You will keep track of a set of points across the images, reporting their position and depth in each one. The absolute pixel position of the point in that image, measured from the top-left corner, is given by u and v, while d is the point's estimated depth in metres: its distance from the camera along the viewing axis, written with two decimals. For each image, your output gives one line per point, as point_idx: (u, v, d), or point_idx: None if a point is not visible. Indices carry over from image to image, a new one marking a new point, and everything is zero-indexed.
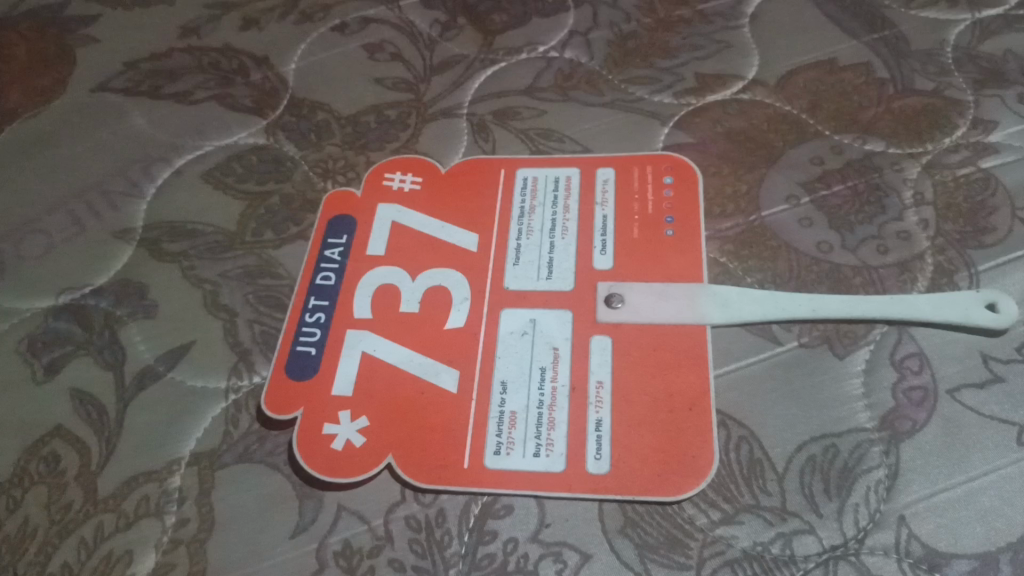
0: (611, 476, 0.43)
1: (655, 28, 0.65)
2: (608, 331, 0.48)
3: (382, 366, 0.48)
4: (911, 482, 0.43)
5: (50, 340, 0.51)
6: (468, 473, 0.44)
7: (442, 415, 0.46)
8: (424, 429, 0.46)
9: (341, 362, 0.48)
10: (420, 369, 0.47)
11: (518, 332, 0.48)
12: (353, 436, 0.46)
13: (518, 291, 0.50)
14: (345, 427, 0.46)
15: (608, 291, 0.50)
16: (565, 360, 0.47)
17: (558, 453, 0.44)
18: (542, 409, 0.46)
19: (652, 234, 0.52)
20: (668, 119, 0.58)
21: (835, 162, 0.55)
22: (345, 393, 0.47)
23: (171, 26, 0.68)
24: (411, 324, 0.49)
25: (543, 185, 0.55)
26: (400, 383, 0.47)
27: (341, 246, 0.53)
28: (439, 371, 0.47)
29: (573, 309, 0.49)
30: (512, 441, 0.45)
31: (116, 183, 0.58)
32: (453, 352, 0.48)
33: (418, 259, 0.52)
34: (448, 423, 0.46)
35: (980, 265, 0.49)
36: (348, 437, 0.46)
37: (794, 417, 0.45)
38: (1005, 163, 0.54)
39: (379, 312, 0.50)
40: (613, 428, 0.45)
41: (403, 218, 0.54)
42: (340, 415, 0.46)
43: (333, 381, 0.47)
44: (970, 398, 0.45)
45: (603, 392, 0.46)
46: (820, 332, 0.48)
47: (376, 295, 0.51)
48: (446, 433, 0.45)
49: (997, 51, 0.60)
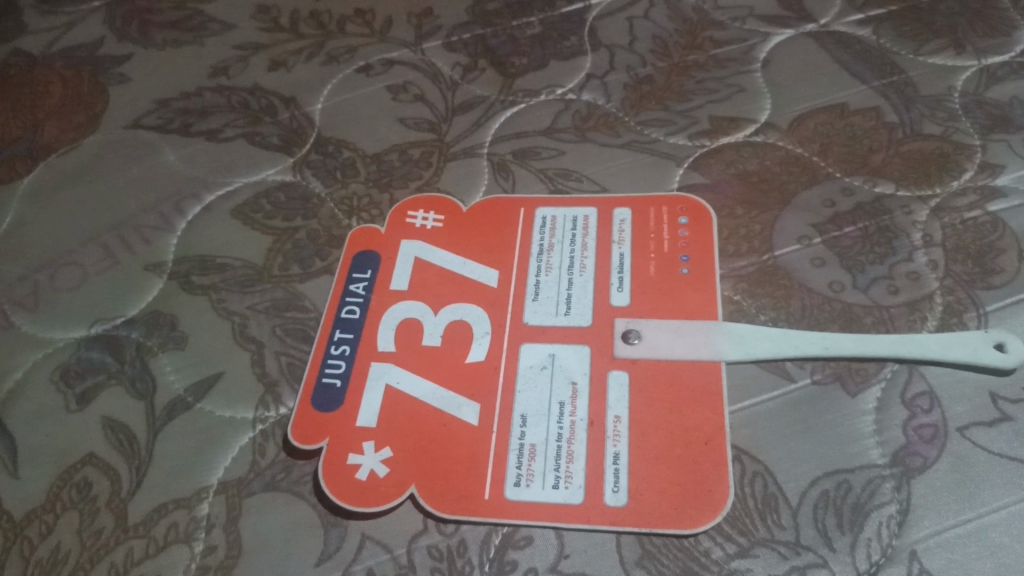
0: (629, 508, 0.45)
1: (670, 72, 0.67)
2: (625, 366, 0.49)
3: (405, 398, 0.49)
4: (923, 518, 0.44)
5: (84, 370, 0.53)
6: (488, 504, 0.45)
7: (464, 447, 0.47)
8: (446, 459, 0.47)
9: (366, 393, 0.50)
10: (442, 402, 0.49)
11: (538, 367, 0.50)
12: (377, 466, 0.47)
13: (538, 326, 0.52)
14: (369, 457, 0.47)
15: (626, 328, 0.51)
16: (583, 394, 0.49)
17: (577, 485, 0.46)
18: (561, 442, 0.47)
19: (668, 272, 0.54)
20: (684, 160, 0.60)
21: (846, 204, 0.57)
22: (369, 424, 0.48)
23: (202, 67, 0.70)
24: (433, 358, 0.51)
25: (562, 224, 0.57)
26: (423, 415, 0.48)
27: (365, 281, 0.55)
28: (461, 403, 0.49)
29: (591, 344, 0.51)
30: (532, 473, 0.46)
31: (148, 218, 0.60)
32: (474, 385, 0.49)
33: (440, 293, 0.54)
34: (469, 454, 0.47)
35: (988, 306, 0.51)
36: (372, 467, 0.47)
37: (807, 453, 0.46)
38: (1013, 206, 0.55)
39: (402, 345, 0.51)
40: (631, 461, 0.46)
41: (426, 253, 0.56)
42: (365, 446, 0.48)
43: (357, 412, 0.49)
44: (980, 436, 0.46)
45: (621, 426, 0.47)
46: (832, 370, 0.49)
47: (400, 329, 0.52)
48: (467, 464, 0.47)
49: (1003, 97, 0.62)
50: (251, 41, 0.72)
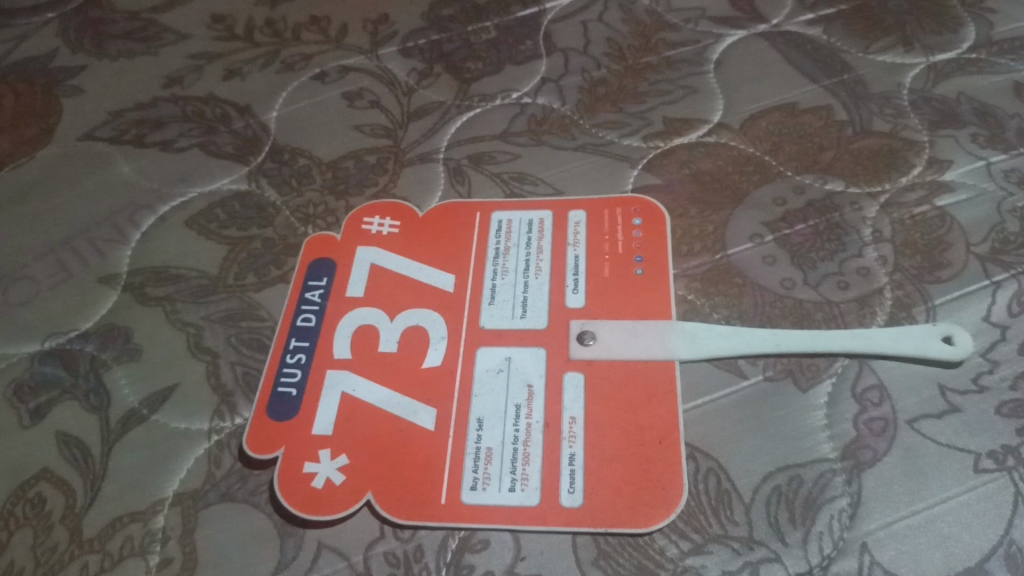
0: (585, 508, 0.45)
1: (624, 74, 0.67)
2: (580, 367, 0.50)
3: (361, 405, 0.49)
4: (873, 511, 0.44)
5: (36, 384, 0.52)
6: (445, 509, 0.45)
7: (420, 452, 0.47)
8: (403, 465, 0.47)
9: (322, 400, 0.49)
10: (399, 408, 0.49)
11: (494, 370, 0.50)
12: (333, 473, 0.47)
13: (494, 330, 0.52)
14: (325, 465, 0.47)
15: (581, 329, 0.51)
16: (539, 396, 0.49)
17: (533, 487, 0.46)
18: (517, 445, 0.47)
19: (623, 274, 0.54)
20: (638, 162, 0.61)
21: (797, 202, 0.57)
22: (325, 432, 0.48)
23: (156, 76, 0.70)
24: (389, 364, 0.51)
25: (517, 227, 0.57)
26: (379, 421, 0.48)
27: (321, 289, 0.55)
28: (417, 409, 0.49)
29: (547, 346, 0.51)
30: (488, 476, 0.46)
31: (102, 230, 0.60)
32: (430, 390, 0.49)
33: (396, 299, 0.54)
34: (426, 459, 0.47)
35: (936, 299, 0.52)
36: (328, 474, 0.47)
37: (759, 449, 0.47)
38: (960, 201, 0.56)
39: (358, 352, 0.51)
40: (586, 462, 0.46)
41: (382, 259, 0.56)
42: (321, 454, 0.48)
43: (313, 420, 0.49)
44: (928, 428, 0.47)
45: (576, 427, 0.47)
46: (783, 366, 0.50)
47: (356, 336, 0.52)
48: (424, 469, 0.47)
49: (950, 94, 0.63)
50: (206, 50, 0.71)
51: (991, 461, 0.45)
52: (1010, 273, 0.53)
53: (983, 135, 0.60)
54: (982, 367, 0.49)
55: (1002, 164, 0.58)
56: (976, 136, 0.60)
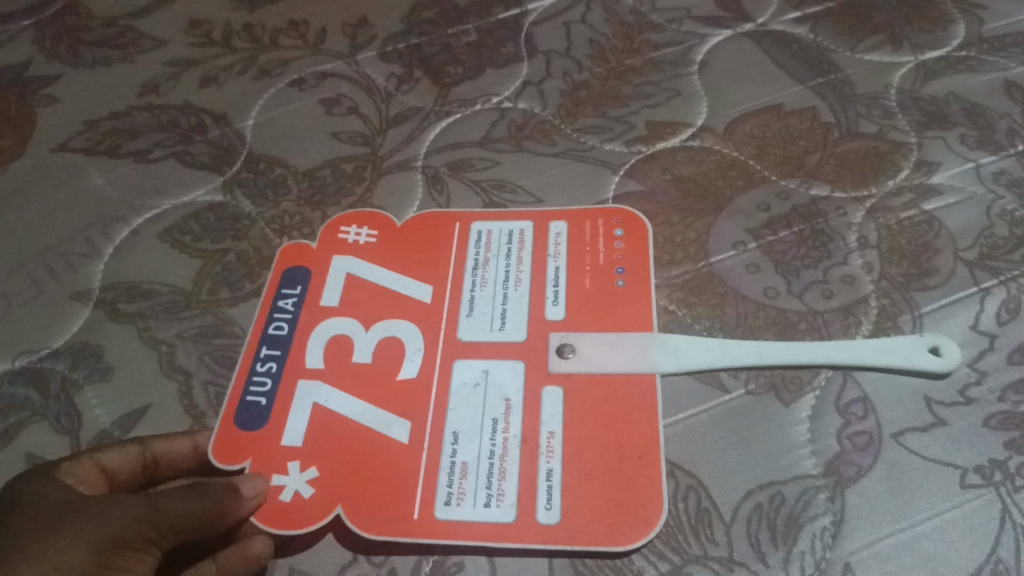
0: (560, 525, 0.44)
1: (606, 77, 0.66)
2: (560, 381, 0.49)
3: (334, 418, 0.48)
4: (857, 529, 0.43)
5: (6, 405, 0.51)
6: (418, 525, 0.44)
7: (394, 466, 0.46)
8: (375, 479, 0.46)
9: (294, 412, 0.49)
10: (372, 421, 0.48)
11: (471, 383, 0.49)
12: (304, 489, 0.46)
13: (471, 342, 0.51)
14: (294, 478, 0.46)
15: (561, 342, 0.50)
16: (516, 406, 0.48)
17: (509, 503, 0.45)
18: (493, 459, 0.46)
19: (604, 284, 0.53)
20: (619, 168, 0.59)
21: (781, 208, 0.56)
22: (295, 444, 0.47)
23: (131, 86, 0.68)
24: (362, 375, 0.50)
25: (498, 237, 0.56)
26: (351, 435, 0.47)
27: (295, 296, 0.54)
28: (391, 422, 0.48)
29: (526, 360, 0.50)
30: (462, 492, 0.45)
31: (75, 245, 0.59)
32: (404, 402, 0.49)
33: (372, 310, 0.53)
34: (400, 474, 0.46)
35: (924, 308, 0.50)
36: (297, 488, 0.46)
37: (740, 465, 0.46)
38: (948, 205, 0.55)
39: (331, 363, 0.51)
40: (565, 478, 0.45)
41: (359, 266, 0.55)
42: (290, 466, 0.47)
43: (283, 434, 0.48)
44: (914, 442, 0.46)
45: (555, 441, 0.46)
46: (766, 379, 0.48)
47: (330, 347, 0.51)
48: (397, 484, 0.46)
49: (939, 93, 0.61)
50: (183, 58, 0.70)
51: (978, 476, 0.44)
52: (999, 279, 0.51)
53: (972, 136, 0.59)
54: (969, 378, 0.48)
55: (991, 166, 0.57)
56: (966, 137, 0.59)
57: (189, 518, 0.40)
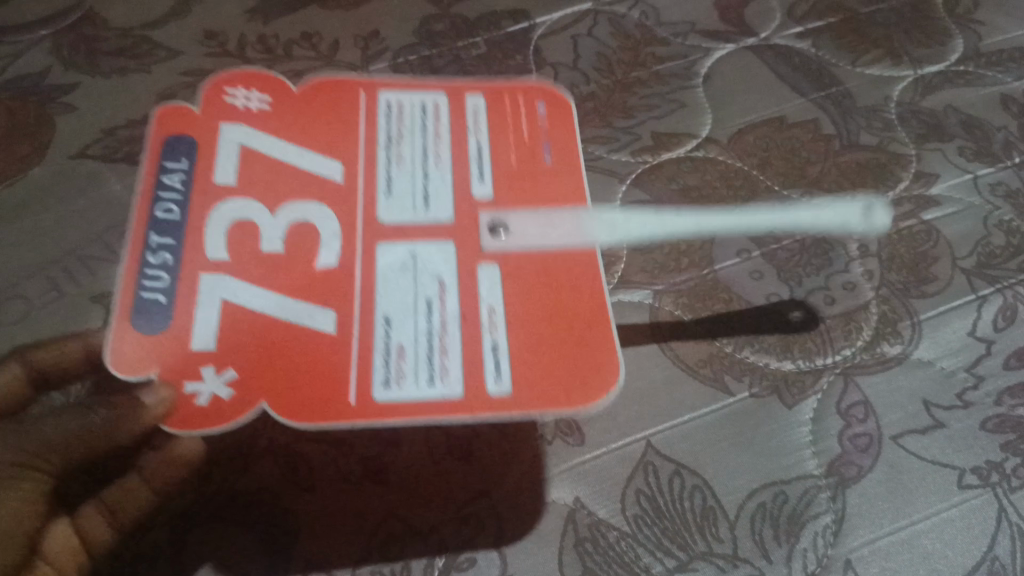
0: (512, 396, 0.44)
1: (613, 88, 0.67)
2: (495, 259, 0.48)
3: (246, 312, 0.45)
4: (857, 527, 0.46)
5: None
6: (356, 409, 0.43)
7: (327, 355, 0.45)
8: (302, 367, 0.45)
9: (200, 311, 0.45)
10: (291, 313, 0.46)
11: (398, 265, 0.47)
12: (222, 389, 0.44)
13: (394, 224, 0.49)
14: (209, 383, 0.44)
15: (491, 220, 0.49)
16: (456, 282, 0.47)
17: (454, 378, 0.44)
18: (430, 336, 0.45)
19: (532, 162, 0.52)
20: (626, 177, 0.60)
21: (783, 217, 0.57)
22: (207, 348, 0.44)
23: (149, 95, 0.69)
24: (272, 262, 0.47)
25: (409, 109, 0.54)
26: (269, 327, 0.45)
27: (181, 171, 0.49)
28: (312, 312, 0.46)
29: (456, 240, 0.49)
30: (402, 373, 0.44)
31: (93, 249, 0.60)
32: (324, 291, 0.46)
33: (275, 189, 0.49)
34: (331, 365, 0.44)
35: (922, 314, 0.52)
36: (214, 392, 0.44)
37: (745, 465, 0.48)
38: (946, 215, 0.57)
39: (234, 252, 0.47)
40: (510, 347, 0.45)
41: (259, 144, 0.51)
42: (202, 372, 0.44)
43: (191, 334, 0.44)
44: (913, 444, 0.48)
45: (495, 316, 0.46)
46: (769, 382, 0.50)
47: (231, 230, 0.47)
48: (330, 368, 0.44)
49: (938, 107, 0.63)
50: (199, 68, 0.71)
51: (976, 477, 0.47)
52: (995, 287, 0.54)
53: (970, 149, 0.60)
54: (967, 381, 0.50)
55: (988, 178, 0.59)
56: (963, 149, 0.60)
57: (65, 429, 0.42)
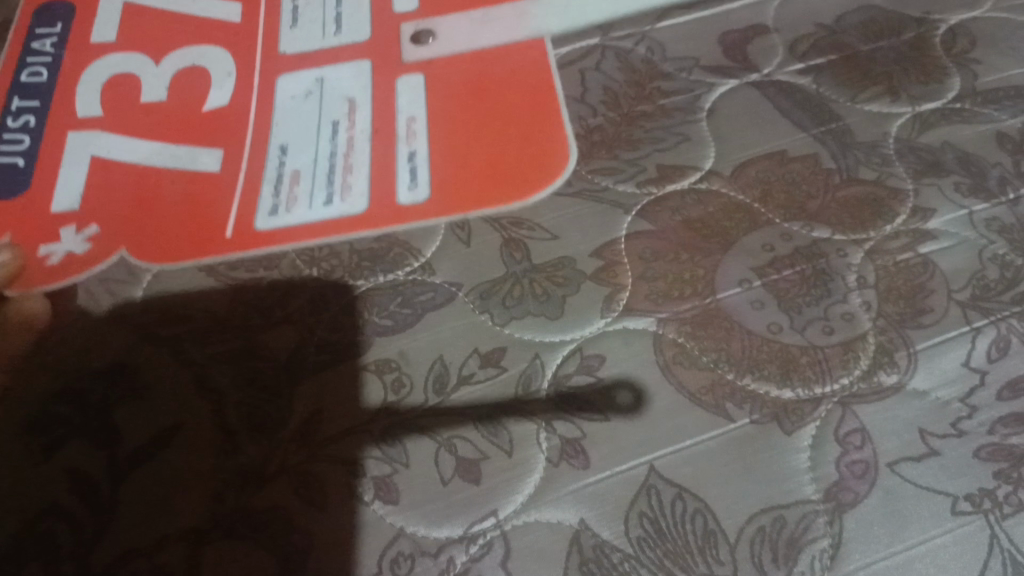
0: (420, 199, 0.65)
1: (619, 122, 0.69)
2: (417, 65, 0.76)
3: (118, 153, 0.70)
4: (854, 551, 0.47)
5: (47, 424, 0.54)
6: (247, 236, 0.64)
7: (212, 182, 0.68)
8: (172, 215, 0.65)
9: (65, 177, 0.68)
10: (174, 149, 0.70)
11: (304, 90, 0.75)
12: (78, 246, 0.64)
13: (297, 52, 0.79)
14: (67, 241, 0.64)
15: (412, 29, 0.80)
16: (365, 104, 0.74)
17: (360, 187, 0.67)
18: (343, 143, 0.71)
19: (473, 67, 0.76)
20: (632, 208, 0.62)
21: (784, 249, 0.59)
22: (71, 208, 0.66)
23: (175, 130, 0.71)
24: (155, 112, 0.73)
25: None
26: (151, 170, 0.68)
27: (45, 54, 0.78)
28: (193, 150, 0.70)
29: (371, 53, 0.78)
30: (290, 203, 0.67)
31: (116, 273, 0.62)
32: (209, 129, 0.72)
33: (160, 46, 0.78)
34: (218, 190, 0.68)
35: (918, 345, 0.54)
36: (67, 248, 0.64)
37: (746, 490, 0.49)
38: (942, 248, 0.58)
39: (111, 100, 0.74)
40: (432, 148, 0.69)
41: (134, 65, 0.77)
42: (62, 233, 0.65)
43: (53, 199, 0.67)
44: (909, 470, 0.49)
45: (413, 125, 0.71)
46: (770, 410, 0.52)
47: (109, 100, 0.74)
48: (216, 200, 0.67)
49: (935, 143, 0.65)
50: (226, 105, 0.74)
51: (968, 504, 0.48)
52: (990, 319, 0.55)
53: (966, 184, 0.62)
54: (961, 412, 0.51)
55: (984, 213, 0.60)
56: (960, 185, 0.62)
57: None
